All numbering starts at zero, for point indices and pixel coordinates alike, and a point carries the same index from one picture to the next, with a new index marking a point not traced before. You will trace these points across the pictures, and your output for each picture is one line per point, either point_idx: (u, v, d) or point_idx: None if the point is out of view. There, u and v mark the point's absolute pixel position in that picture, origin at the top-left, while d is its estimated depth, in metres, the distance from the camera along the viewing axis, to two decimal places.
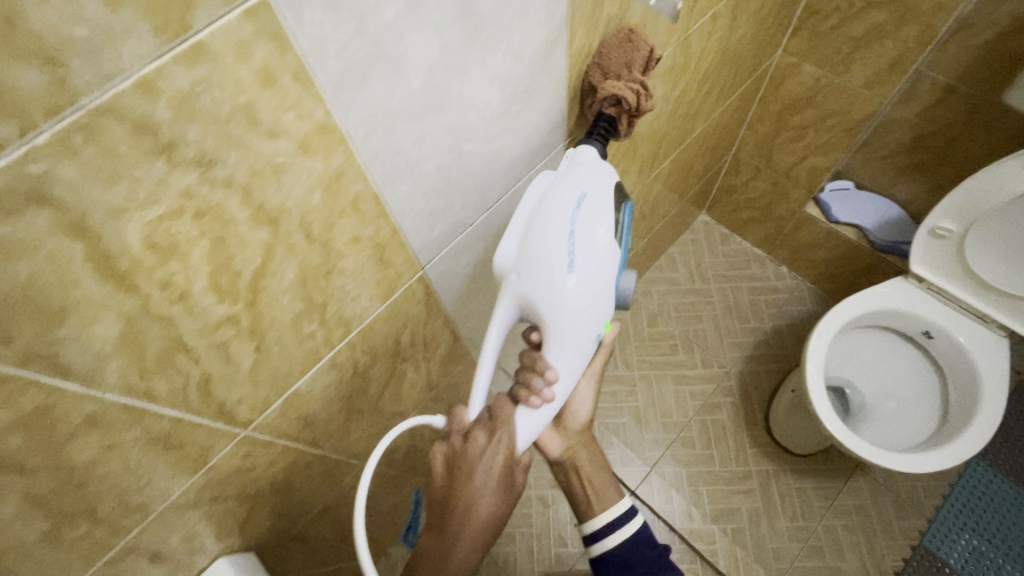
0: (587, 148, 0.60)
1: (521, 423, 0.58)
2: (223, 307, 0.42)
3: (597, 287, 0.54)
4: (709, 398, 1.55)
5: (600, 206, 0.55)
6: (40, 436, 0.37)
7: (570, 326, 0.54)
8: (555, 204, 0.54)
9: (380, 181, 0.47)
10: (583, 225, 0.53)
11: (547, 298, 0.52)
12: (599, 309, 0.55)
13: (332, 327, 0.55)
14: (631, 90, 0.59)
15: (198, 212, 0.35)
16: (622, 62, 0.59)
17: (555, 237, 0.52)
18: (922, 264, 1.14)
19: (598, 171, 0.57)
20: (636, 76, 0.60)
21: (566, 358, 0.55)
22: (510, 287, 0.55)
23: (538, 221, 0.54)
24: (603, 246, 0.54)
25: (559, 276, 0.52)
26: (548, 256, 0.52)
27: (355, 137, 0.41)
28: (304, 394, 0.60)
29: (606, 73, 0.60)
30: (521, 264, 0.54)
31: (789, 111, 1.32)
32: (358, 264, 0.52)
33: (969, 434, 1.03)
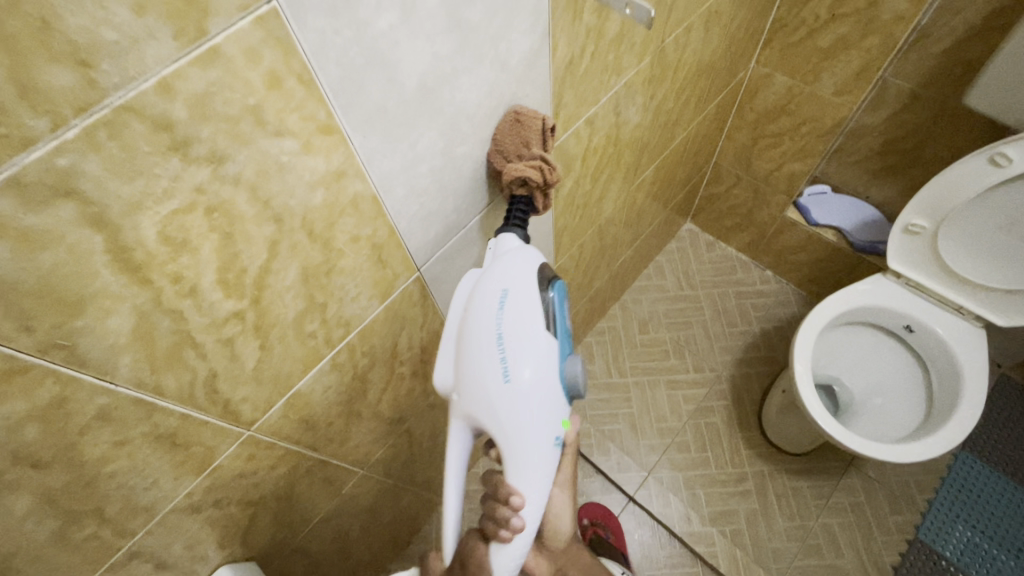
0: (507, 238, 0.60)
1: (499, 550, 0.60)
2: (230, 302, 0.44)
3: (537, 392, 0.54)
4: (702, 402, 1.57)
5: (525, 303, 0.55)
6: (54, 428, 0.39)
7: (521, 439, 0.54)
8: (477, 317, 0.55)
9: (377, 183, 0.50)
10: (507, 332, 0.54)
11: (490, 416, 0.55)
12: (549, 410, 0.55)
13: (332, 327, 0.57)
14: (533, 169, 0.58)
15: (209, 207, 0.37)
16: (519, 143, 0.58)
17: (484, 354, 0.54)
18: (899, 261, 1.18)
19: (515, 269, 0.57)
20: (535, 153, 0.58)
21: (525, 473, 0.56)
22: (456, 409, 0.58)
23: (466, 339, 0.56)
24: (528, 356, 0.54)
25: (496, 394, 0.54)
26: (483, 377, 0.54)
27: (354, 140, 0.44)
28: (305, 396, 0.61)
29: (506, 156, 0.59)
30: (458, 389, 0.57)
31: (765, 119, 1.37)
32: (357, 264, 0.54)
33: (952, 425, 1.06)
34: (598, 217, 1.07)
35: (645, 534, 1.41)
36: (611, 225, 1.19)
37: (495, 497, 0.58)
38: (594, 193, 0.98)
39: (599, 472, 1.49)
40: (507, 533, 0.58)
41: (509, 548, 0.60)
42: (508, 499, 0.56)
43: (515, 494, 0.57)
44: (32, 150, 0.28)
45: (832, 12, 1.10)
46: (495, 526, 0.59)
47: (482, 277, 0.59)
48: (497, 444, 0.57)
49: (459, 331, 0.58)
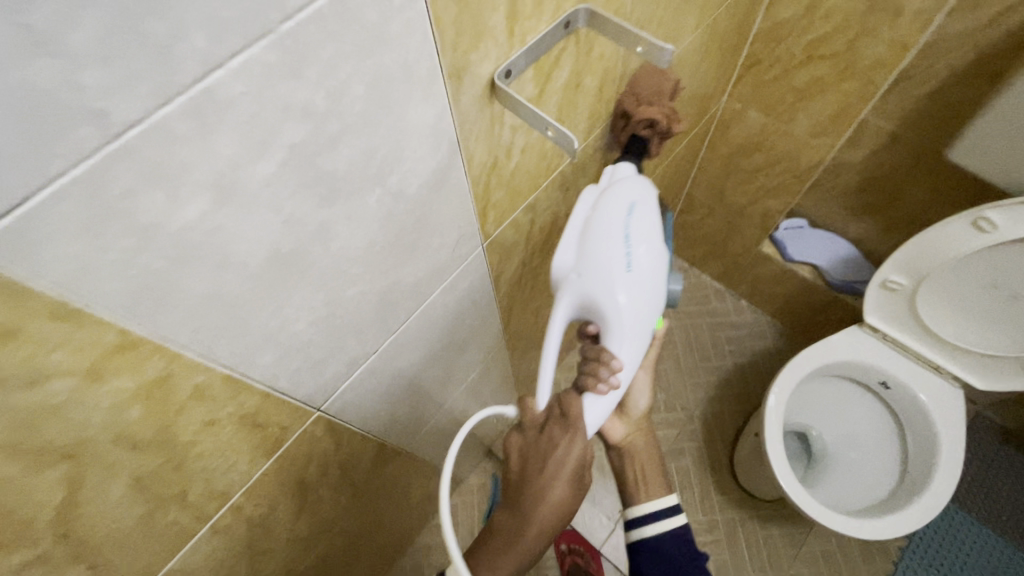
0: (625, 163, 0.61)
1: (590, 409, 0.58)
2: (18, 554, 0.34)
3: (652, 283, 0.55)
4: (673, 443, 1.50)
5: (650, 211, 0.57)
6: None
7: (632, 328, 0.55)
8: (607, 214, 0.55)
9: (231, 362, 0.40)
10: (635, 232, 0.55)
11: (609, 296, 0.54)
12: (656, 304, 0.57)
13: (202, 504, 0.48)
14: (662, 115, 0.63)
15: None
16: (655, 89, 0.63)
17: (611, 241, 0.54)
18: (875, 315, 1.11)
19: (642, 184, 0.58)
20: (667, 103, 0.63)
21: (630, 349, 0.56)
22: (571, 286, 0.55)
23: (595, 228, 0.55)
24: (654, 255, 0.55)
25: (620, 279, 0.53)
26: (608, 259, 0.53)
27: (177, 339, 0.34)
28: (182, 568, 0.52)
29: (638, 99, 0.63)
30: (580, 268, 0.55)
31: (738, 154, 1.28)
32: (221, 441, 0.44)
33: (925, 498, 1.00)
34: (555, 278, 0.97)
35: None
36: None
37: (594, 365, 0.57)
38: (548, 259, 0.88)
39: None
40: (602, 393, 0.57)
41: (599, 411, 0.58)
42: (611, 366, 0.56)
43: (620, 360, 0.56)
44: None
45: (809, 51, 1.01)
46: (592, 385, 0.57)
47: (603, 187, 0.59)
48: (604, 325, 0.56)
49: (582, 224, 0.56)
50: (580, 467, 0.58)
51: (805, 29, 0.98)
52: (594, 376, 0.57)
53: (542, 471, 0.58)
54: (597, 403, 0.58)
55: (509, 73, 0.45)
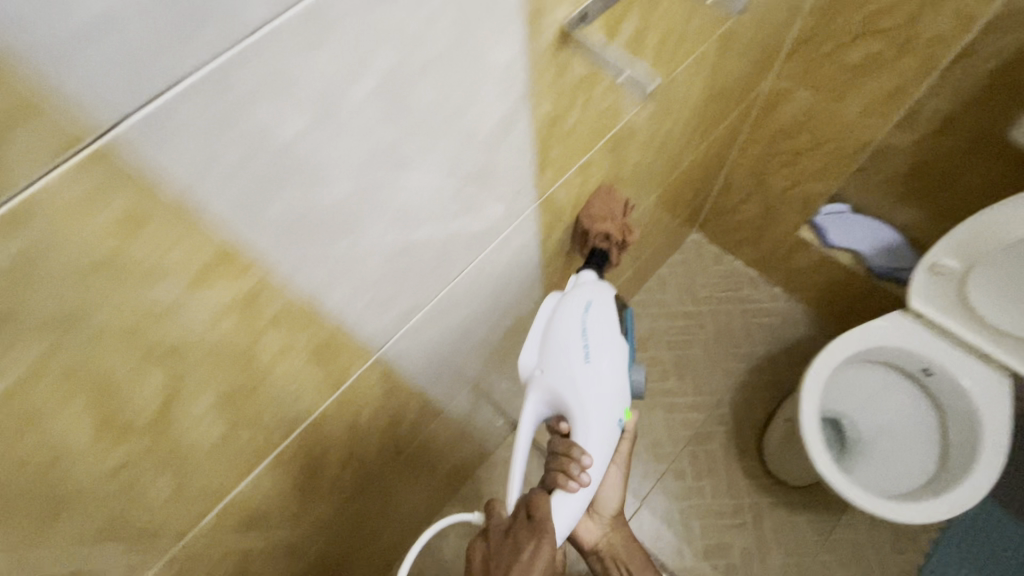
0: (588, 269, 0.72)
1: (560, 505, 0.64)
2: (123, 448, 0.37)
3: (611, 376, 0.63)
4: (701, 427, 1.50)
5: (607, 309, 0.66)
6: None
7: (594, 417, 0.62)
8: (565, 314, 0.65)
9: (312, 289, 0.41)
10: (592, 328, 0.64)
11: (572, 389, 0.62)
12: (618, 395, 0.64)
13: (273, 430, 0.50)
14: (616, 229, 0.76)
15: (66, 370, 0.29)
16: (608, 209, 0.76)
17: (570, 337, 0.63)
18: (921, 300, 1.07)
19: (597, 288, 0.68)
20: (618, 218, 0.76)
21: (597, 439, 0.63)
22: (537, 381, 0.64)
23: (555, 328, 0.65)
24: (611, 348, 0.64)
25: (579, 370, 0.62)
26: (567, 355, 0.63)
27: (271, 255, 0.35)
28: (246, 495, 0.55)
29: (594, 218, 0.76)
30: (544, 365, 0.64)
31: (781, 135, 1.26)
32: (294, 368, 0.46)
33: (964, 487, 0.99)
34: None
35: None
36: None
37: (564, 457, 0.63)
38: None
39: None
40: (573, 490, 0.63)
41: (570, 503, 0.64)
42: (578, 459, 0.62)
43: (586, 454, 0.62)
44: None
45: (867, 25, 0.98)
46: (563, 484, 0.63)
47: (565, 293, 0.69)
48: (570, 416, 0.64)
49: (544, 324, 0.66)
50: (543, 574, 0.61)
51: (864, 2, 0.96)
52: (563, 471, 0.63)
53: None
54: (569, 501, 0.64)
55: (583, 17, 0.46)
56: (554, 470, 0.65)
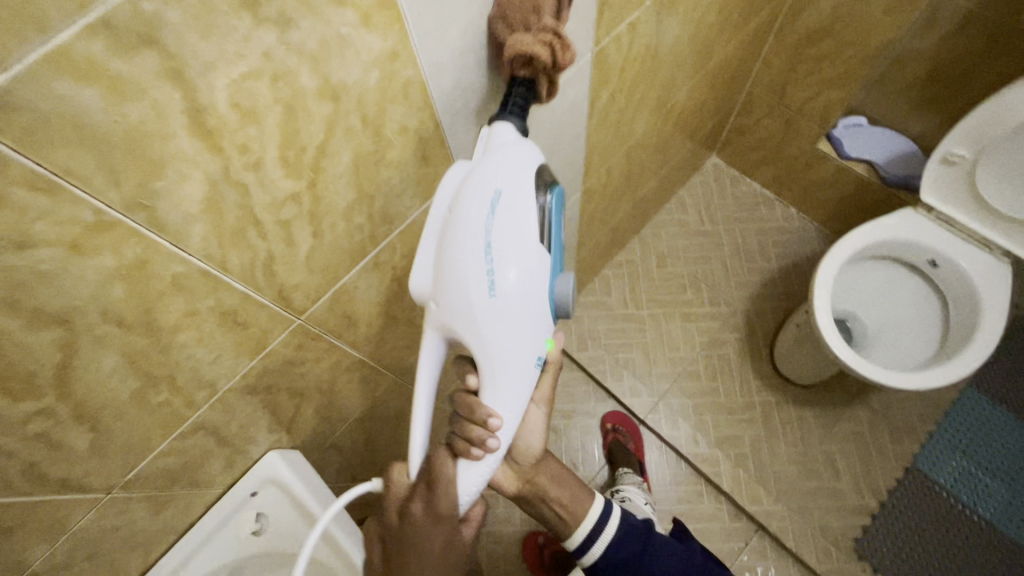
0: (502, 127, 0.52)
1: (466, 467, 0.56)
2: (289, 182, 0.45)
3: (527, 308, 0.50)
4: (715, 334, 1.55)
5: (520, 202, 0.48)
6: (139, 289, 0.41)
7: (502, 361, 0.51)
8: (463, 221, 0.48)
9: (428, 70, 0.49)
10: (499, 239, 0.47)
11: (475, 333, 0.49)
12: (532, 330, 0.51)
13: (378, 223, 0.59)
14: (543, 44, 0.48)
15: (274, 75, 0.38)
16: (530, 11, 0.48)
17: (469, 258, 0.47)
18: (932, 193, 1.17)
19: (514, 167, 0.49)
20: (549, 24, 0.48)
21: (509, 389, 0.52)
22: (432, 315, 0.51)
23: (450, 242, 0.48)
24: (525, 265, 0.48)
25: (481, 306, 0.48)
26: (466, 287, 0.48)
27: (409, 18, 0.43)
28: (349, 290, 0.63)
29: (512, 27, 0.49)
30: (438, 293, 0.50)
31: (806, 41, 1.31)
32: (403, 156, 0.54)
33: (962, 357, 1.08)
34: (628, 136, 1.05)
35: (652, 454, 1.43)
36: (640, 149, 1.17)
37: (469, 417, 0.54)
38: (630, 107, 0.96)
39: (609, 396, 1.49)
40: (478, 457, 0.55)
41: (478, 467, 0.55)
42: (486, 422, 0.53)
43: (494, 416, 0.53)
44: None
45: None
46: (466, 447, 0.55)
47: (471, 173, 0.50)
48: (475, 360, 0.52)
49: (440, 234, 0.50)
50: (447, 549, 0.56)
51: None
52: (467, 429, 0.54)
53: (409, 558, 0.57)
54: (474, 466, 0.55)
55: None
56: (457, 434, 0.55)
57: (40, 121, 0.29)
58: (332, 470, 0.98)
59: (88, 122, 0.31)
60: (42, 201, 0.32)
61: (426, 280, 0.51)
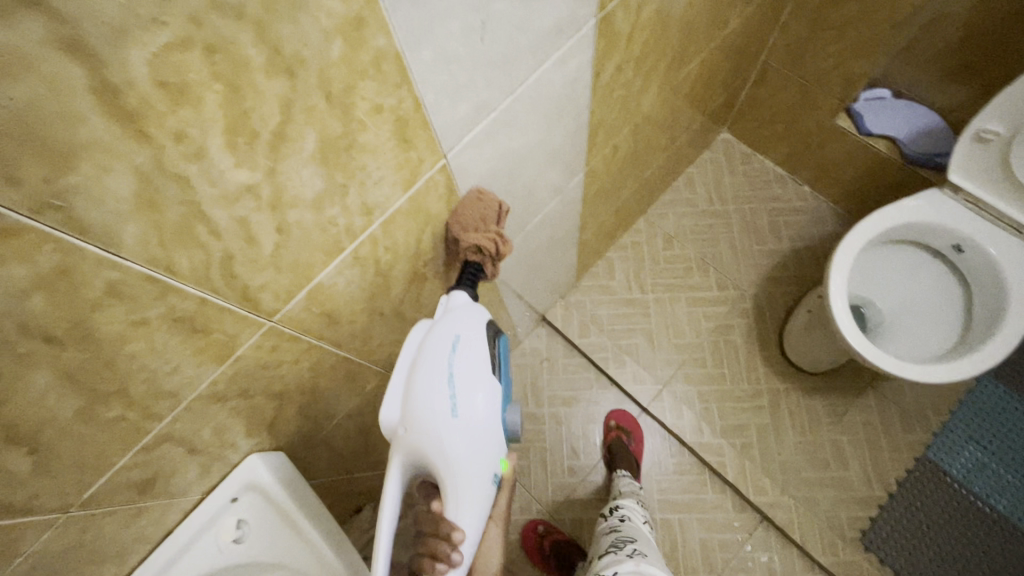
0: (456, 295, 0.62)
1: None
2: (242, 172, 0.39)
3: (485, 430, 0.55)
4: (723, 319, 1.48)
5: (476, 345, 0.57)
6: (65, 299, 0.35)
7: (465, 478, 0.54)
8: (429, 360, 0.55)
9: (403, 39, 0.42)
10: (460, 372, 0.55)
11: (441, 452, 0.53)
12: (490, 448, 0.56)
13: (354, 214, 0.52)
14: (489, 240, 0.68)
15: (208, 45, 0.31)
16: (479, 219, 0.67)
17: (435, 386, 0.54)
18: (960, 173, 1.09)
19: (469, 318, 0.59)
20: (492, 228, 0.68)
21: (470, 503, 0.55)
22: (401, 443, 0.54)
23: (418, 377, 0.55)
24: (483, 391, 0.56)
25: (448, 427, 0.53)
26: (430, 412, 0.53)
27: None
28: (326, 288, 0.58)
29: (464, 227, 0.67)
30: (408, 423, 0.54)
31: (829, 6, 1.22)
32: (379, 140, 0.48)
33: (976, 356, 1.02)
34: (634, 111, 0.97)
35: (655, 443, 1.39)
36: (647, 125, 1.09)
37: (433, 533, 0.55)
38: (637, 80, 0.88)
39: (612, 383, 1.45)
40: (443, 571, 0.55)
41: None
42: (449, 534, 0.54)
43: (457, 528, 0.55)
44: None
45: None
46: (431, 558, 0.56)
47: (432, 326, 0.59)
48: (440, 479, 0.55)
49: (409, 372, 0.56)
50: None
51: None
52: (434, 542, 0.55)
53: None
54: None
55: None
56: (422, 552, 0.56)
57: None
58: (321, 466, 0.94)
59: None
60: None
61: (396, 414, 0.55)
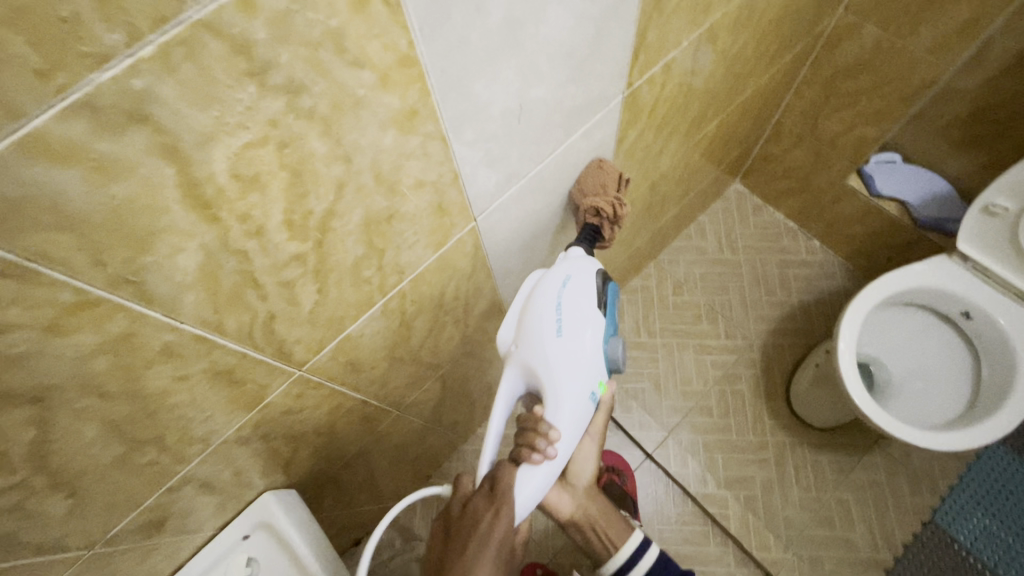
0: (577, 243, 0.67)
1: (526, 476, 0.59)
2: (293, 245, 0.41)
3: (587, 350, 0.58)
4: (730, 368, 1.49)
5: (585, 279, 0.60)
6: (124, 360, 0.38)
7: (565, 387, 0.57)
8: (544, 285, 0.60)
9: (449, 125, 0.45)
10: (569, 299, 0.58)
11: (544, 368, 0.57)
12: (592, 367, 0.58)
13: (387, 274, 0.55)
14: (607, 202, 0.71)
15: (280, 142, 0.34)
16: (600, 185, 0.72)
17: (546, 306, 0.58)
18: (970, 243, 1.11)
19: (585, 256, 0.63)
20: (612, 192, 0.72)
21: (568, 418, 0.58)
22: (513, 354, 0.60)
23: (531, 302, 0.60)
24: (588, 317, 0.58)
25: (551, 343, 0.57)
26: (538, 327, 0.58)
27: (432, 75, 0.40)
28: (354, 339, 0.60)
29: (586, 192, 0.72)
30: (520, 338, 0.60)
31: (843, 75, 1.26)
32: (418, 209, 0.51)
33: (984, 427, 1.02)
34: (652, 170, 1.01)
35: (658, 491, 1.38)
36: (663, 181, 1.13)
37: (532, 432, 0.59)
38: (657, 144, 0.92)
39: (617, 427, 1.45)
40: (538, 462, 0.58)
41: (537, 474, 0.59)
42: (546, 432, 0.58)
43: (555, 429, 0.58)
44: (106, 69, 0.25)
45: None
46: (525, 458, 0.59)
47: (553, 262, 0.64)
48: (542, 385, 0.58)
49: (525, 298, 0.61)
50: (505, 542, 0.57)
51: None
52: (531, 441, 0.58)
53: (464, 552, 0.58)
54: (533, 473, 0.59)
55: None
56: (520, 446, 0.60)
57: (7, 207, 0.26)
58: (326, 502, 0.94)
59: (67, 205, 0.28)
60: (14, 288, 0.29)
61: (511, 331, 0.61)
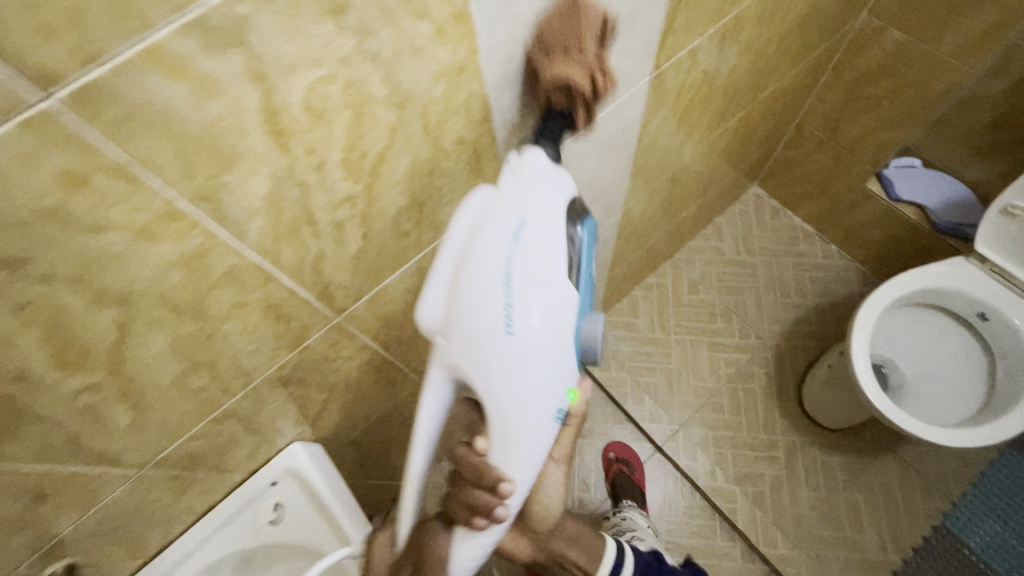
0: (534, 152, 0.50)
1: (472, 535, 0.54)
2: (347, 185, 0.45)
3: (544, 351, 0.46)
4: (743, 367, 1.50)
5: (545, 240, 0.46)
6: (195, 277, 0.42)
7: (516, 416, 0.47)
8: (482, 253, 0.44)
9: (492, 85, 0.49)
10: (519, 273, 0.44)
11: (486, 384, 0.45)
12: (554, 380, 0.47)
13: (424, 230, 0.59)
14: (581, 71, 0.47)
15: (347, 81, 0.38)
16: (571, 41, 0.47)
17: (487, 290, 0.44)
18: (987, 245, 1.12)
19: (543, 194, 0.47)
20: (588, 50, 0.47)
21: (523, 456, 0.49)
22: (441, 352, 0.46)
23: (463, 275, 0.44)
24: (545, 298, 0.45)
25: (497, 347, 0.44)
26: (478, 323, 0.44)
27: (481, 34, 0.44)
28: (388, 294, 0.64)
29: (549, 51, 0.47)
30: (450, 330, 0.45)
31: (865, 79, 1.29)
32: (457, 167, 0.55)
33: (999, 424, 1.03)
34: (674, 162, 1.04)
35: (667, 483, 1.39)
36: (684, 175, 1.16)
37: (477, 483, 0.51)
38: (680, 134, 0.95)
39: (628, 419, 1.46)
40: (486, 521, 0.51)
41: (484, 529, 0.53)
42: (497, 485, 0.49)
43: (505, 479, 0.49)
44: None
45: None
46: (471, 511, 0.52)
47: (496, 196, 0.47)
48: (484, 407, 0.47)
49: (454, 267, 0.46)
50: None
51: None
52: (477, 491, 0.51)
53: None
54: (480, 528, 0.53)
55: None
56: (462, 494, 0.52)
57: (124, 111, 0.30)
58: (345, 467, 0.98)
59: (170, 116, 0.32)
60: (119, 188, 0.33)
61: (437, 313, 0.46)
